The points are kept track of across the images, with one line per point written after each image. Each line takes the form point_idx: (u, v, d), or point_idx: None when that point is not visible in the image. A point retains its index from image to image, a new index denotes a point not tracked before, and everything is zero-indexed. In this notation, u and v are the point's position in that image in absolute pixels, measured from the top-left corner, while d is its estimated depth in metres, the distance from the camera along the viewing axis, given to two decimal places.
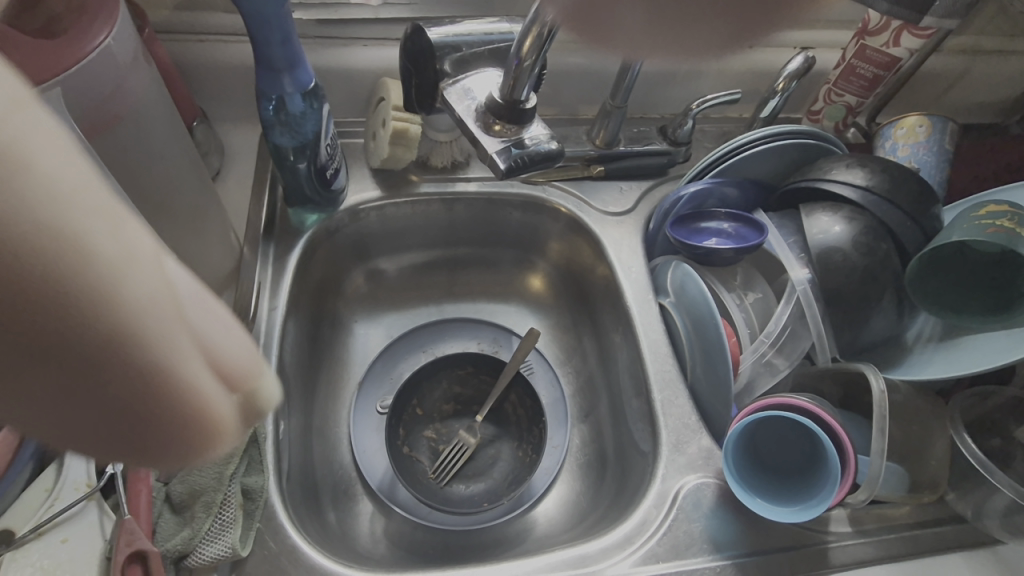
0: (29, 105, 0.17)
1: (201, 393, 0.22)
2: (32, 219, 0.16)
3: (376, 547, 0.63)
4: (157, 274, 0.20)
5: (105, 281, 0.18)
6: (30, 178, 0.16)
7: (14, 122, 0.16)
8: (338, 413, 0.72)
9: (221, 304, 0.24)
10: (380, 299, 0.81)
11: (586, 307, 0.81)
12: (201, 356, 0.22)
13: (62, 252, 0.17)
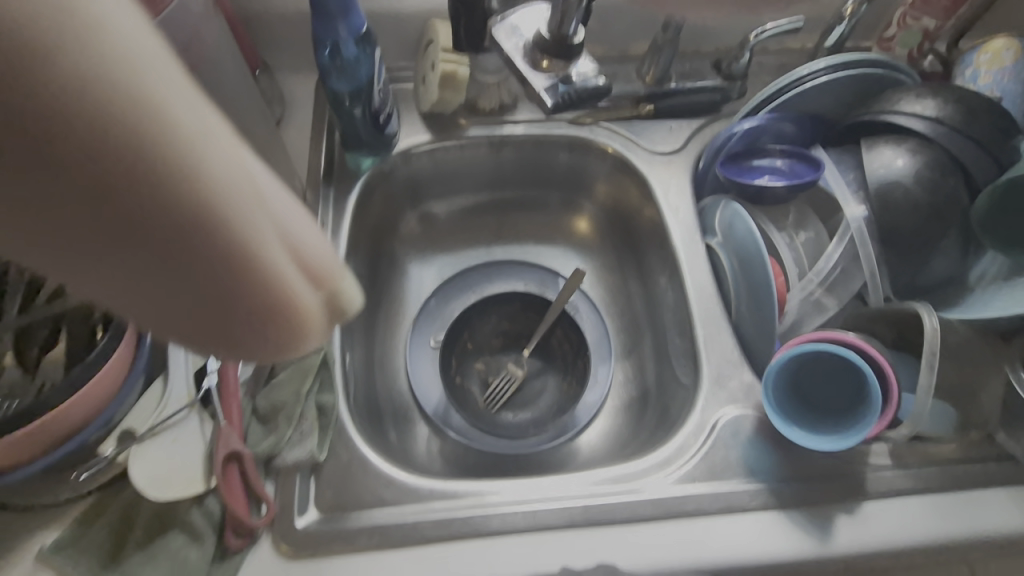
0: (135, 29, 0.23)
1: (287, 279, 0.27)
2: (143, 111, 0.22)
3: (432, 464, 0.70)
4: (239, 171, 0.25)
5: (196, 165, 0.23)
6: (138, 78, 0.22)
7: (124, 39, 0.22)
8: (396, 346, 0.78)
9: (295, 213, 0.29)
10: (432, 241, 0.84)
11: (632, 249, 0.82)
12: (280, 245, 0.27)
13: (158, 146, 0.22)
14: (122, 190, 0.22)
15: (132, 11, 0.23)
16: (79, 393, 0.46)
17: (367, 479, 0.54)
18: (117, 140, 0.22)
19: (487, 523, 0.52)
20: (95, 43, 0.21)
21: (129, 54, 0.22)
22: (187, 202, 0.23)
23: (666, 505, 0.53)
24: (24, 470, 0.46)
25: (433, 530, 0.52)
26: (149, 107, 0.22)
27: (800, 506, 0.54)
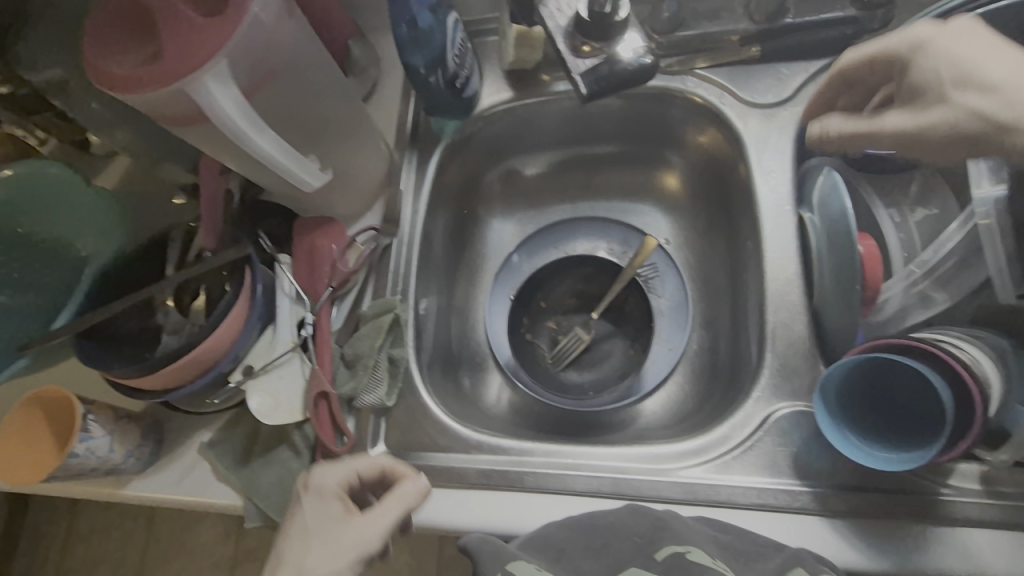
0: (336, 522, 0.51)
1: (362, 530, 0.51)
2: (337, 545, 0.50)
3: (500, 409, 0.77)
4: (349, 545, 0.50)
5: (347, 539, 0.50)
6: (353, 534, 0.51)
7: (350, 536, 0.51)
8: (477, 298, 0.83)
9: (362, 526, 0.51)
10: (517, 197, 0.86)
11: (723, 207, 0.75)
12: (368, 526, 0.51)
13: (346, 546, 0.50)
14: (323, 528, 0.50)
15: (338, 532, 0.51)
16: (216, 336, 0.59)
17: (427, 426, 0.63)
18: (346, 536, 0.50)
19: (523, 479, 0.58)
20: (347, 544, 0.50)
21: (356, 539, 0.50)
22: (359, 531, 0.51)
23: (697, 492, 0.54)
24: (184, 393, 0.61)
25: (478, 477, 0.59)
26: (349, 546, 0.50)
27: (849, 515, 0.51)
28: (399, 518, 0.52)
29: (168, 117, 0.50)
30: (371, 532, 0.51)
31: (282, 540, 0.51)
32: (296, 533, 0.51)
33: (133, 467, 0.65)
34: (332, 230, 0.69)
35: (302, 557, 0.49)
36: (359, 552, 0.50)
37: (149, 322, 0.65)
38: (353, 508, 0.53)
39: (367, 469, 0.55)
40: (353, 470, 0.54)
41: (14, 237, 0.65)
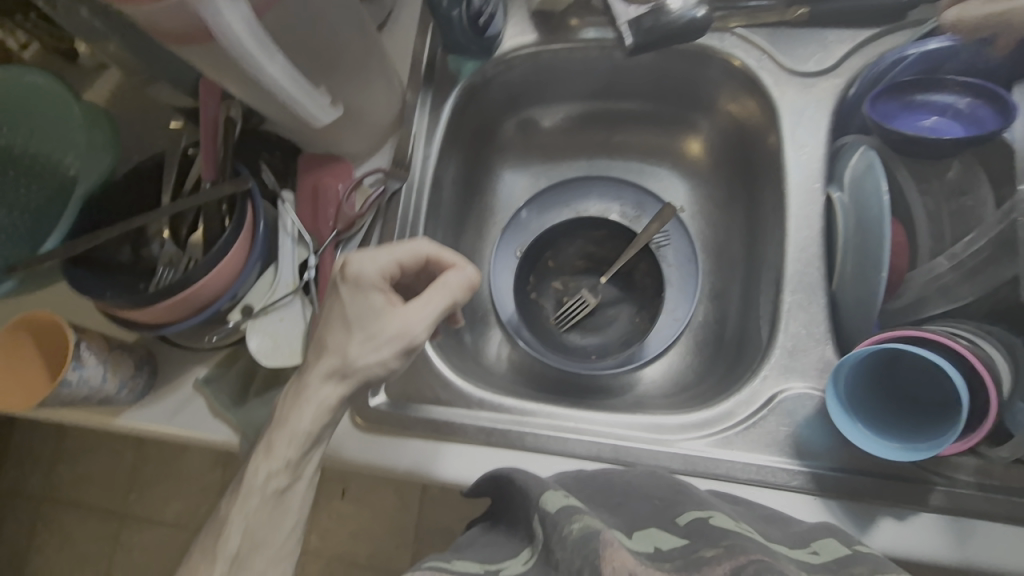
0: (379, 303, 0.52)
1: (403, 316, 0.51)
2: (380, 321, 0.51)
3: (499, 366, 0.76)
4: (390, 329, 0.51)
5: (386, 318, 0.51)
6: (397, 313, 0.52)
7: (397, 313, 0.52)
8: (484, 251, 0.81)
9: (408, 309, 0.52)
10: (532, 149, 0.82)
11: (746, 178, 0.72)
12: (413, 323, 0.51)
13: (387, 319, 0.51)
14: (365, 320, 0.51)
15: (384, 308, 0.52)
16: (214, 274, 0.56)
17: (430, 378, 0.63)
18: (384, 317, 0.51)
19: (524, 439, 0.58)
20: (388, 329, 0.51)
21: (401, 324, 0.51)
22: (399, 310, 0.52)
23: (695, 464, 0.55)
24: (180, 328, 0.59)
25: (479, 434, 0.59)
26: (391, 334, 0.51)
27: (842, 496, 0.52)
28: (447, 306, 0.53)
29: (168, 33, 0.46)
30: (413, 318, 0.51)
31: (323, 328, 0.52)
32: (338, 322, 0.52)
33: (128, 399, 0.64)
34: (339, 169, 0.67)
35: (344, 346, 0.51)
36: (402, 330, 0.51)
37: (144, 253, 0.63)
38: (394, 297, 0.54)
39: (408, 255, 0.55)
40: (395, 256, 0.54)
41: (9, 154, 0.63)
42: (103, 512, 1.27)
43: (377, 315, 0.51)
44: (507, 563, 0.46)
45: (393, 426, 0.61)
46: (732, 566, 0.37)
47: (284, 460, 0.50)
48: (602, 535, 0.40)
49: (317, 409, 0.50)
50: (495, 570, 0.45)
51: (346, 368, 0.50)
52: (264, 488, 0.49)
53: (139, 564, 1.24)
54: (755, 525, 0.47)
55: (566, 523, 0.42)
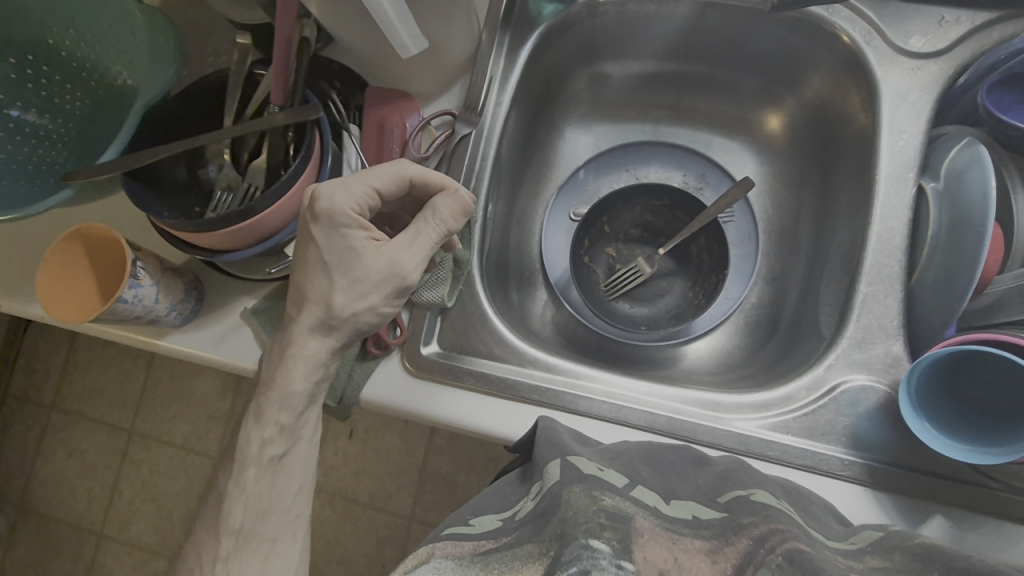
0: (359, 239, 0.48)
1: (389, 253, 0.48)
2: (364, 258, 0.47)
3: (543, 328, 0.73)
4: (376, 270, 0.48)
5: (369, 258, 0.48)
6: (380, 252, 0.48)
7: (381, 250, 0.48)
8: (537, 208, 0.79)
9: (391, 245, 0.48)
10: (598, 107, 0.79)
11: (822, 161, 0.70)
12: (398, 259, 0.48)
13: (373, 258, 0.48)
14: (344, 262, 0.48)
15: (365, 246, 0.48)
16: (279, 204, 0.54)
17: (482, 332, 0.62)
18: (367, 257, 0.47)
19: (575, 403, 0.58)
20: (372, 270, 0.47)
21: (387, 264, 0.48)
22: (384, 246, 0.48)
23: (749, 444, 0.54)
24: (239, 257, 0.57)
25: (531, 392, 0.58)
26: (376, 278, 0.48)
27: (893, 490, 0.52)
28: (438, 238, 0.50)
29: None
30: (398, 258, 0.48)
31: (300, 274, 0.49)
32: (316, 267, 0.48)
33: (173, 321, 0.63)
34: (405, 106, 0.64)
35: (327, 293, 0.47)
36: (391, 268, 0.48)
37: (201, 174, 0.61)
38: (375, 230, 0.50)
39: (388, 181, 0.49)
40: (371, 186, 0.49)
41: (55, 57, 0.58)
42: (113, 427, 1.27)
43: (359, 255, 0.48)
44: (520, 502, 0.47)
45: (443, 377, 0.60)
46: (768, 530, 0.39)
47: (278, 425, 0.48)
48: (634, 521, 0.41)
49: (308, 365, 0.48)
50: (512, 513, 0.46)
51: (333, 320, 0.48)
52: (261, 456, 0.48)
53: (145, 481, 1.25)
54: (807, 516, 0.45)
55: (599, 489, 0.42)
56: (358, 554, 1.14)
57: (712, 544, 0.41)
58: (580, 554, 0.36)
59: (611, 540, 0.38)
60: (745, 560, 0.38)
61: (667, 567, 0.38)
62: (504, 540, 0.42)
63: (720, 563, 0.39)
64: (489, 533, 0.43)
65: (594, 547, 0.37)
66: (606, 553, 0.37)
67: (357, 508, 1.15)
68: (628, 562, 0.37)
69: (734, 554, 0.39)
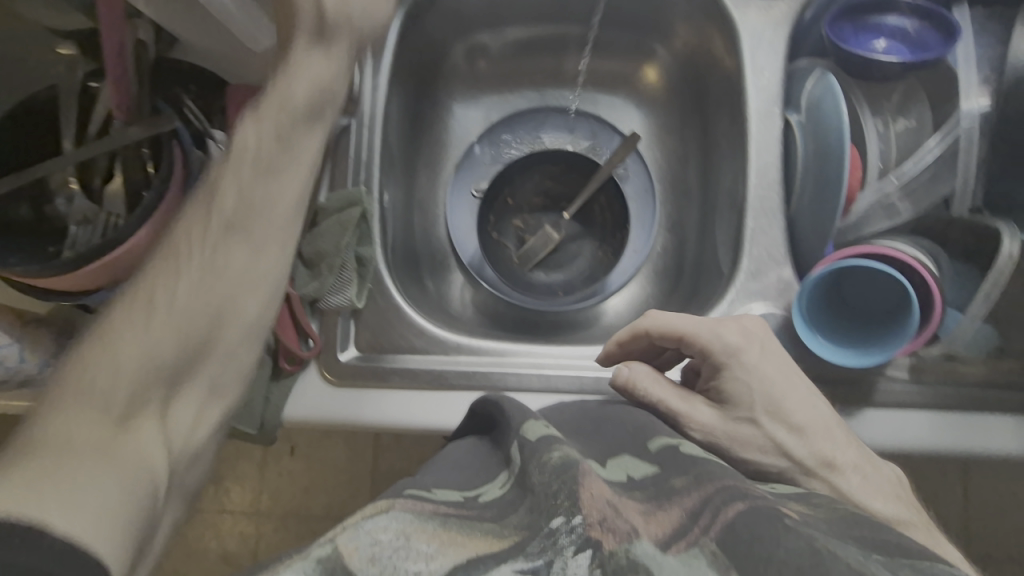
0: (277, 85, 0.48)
1: (298, 86, 0.49)
2: (284, 88, 0.48)
3: (464, 311, 0.73)
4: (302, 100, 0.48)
5: (285, 84, 0.48)
6: (284, 88, 0.48)
7: (286, 79, 0.48)
8: (438, 191, 0.77)
9: (308, 65, 0.49)
10: (482, 78, 0.78)
11: (699, 106, 0.73)
12: (297, 91, 0.49)
13: (297, 102, 0.48)
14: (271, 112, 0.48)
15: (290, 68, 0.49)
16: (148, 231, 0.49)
17: (400, 327, 0.60)
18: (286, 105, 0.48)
19: (504, 380, 0.58)
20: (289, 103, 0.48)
21: (287, 89, 0.48)
22: (297, 84, 0.48)
23: None
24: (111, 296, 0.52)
25: (458, 377, 0.58)
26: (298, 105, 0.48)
27: None
28: (347, 53, 0.51)
29: None
30: (304, 76, 0.49)
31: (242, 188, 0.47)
32: (268, 117, 0.48)
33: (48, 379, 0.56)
34: None
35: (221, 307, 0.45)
36: None
37: (48, 211, 0.54)
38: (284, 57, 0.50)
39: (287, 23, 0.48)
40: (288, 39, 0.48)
41: None
42: None
43: (281, 95, 0.48)
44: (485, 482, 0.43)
45: (367, 380, 0.58)
46: (699, 502, 0.34)
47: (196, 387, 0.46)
48: (582, 465, 0.37)
49: None
50: (477, 494, 0.42)
51: (275, 165, 0.48)
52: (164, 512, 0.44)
53: None
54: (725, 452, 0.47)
55: (546, 451, 0.39)
56: None
57: (648, 505, 0.36)
58: (544, 544, 0.33)
59: (565, 505, 0.34)
60: (681, 527, 0.33)
61: (615, 500, 0.35)
62: (466, 510, 0.39)
63: (659, 517, 0.35)
64: (450, 500, 0.40)
65: (552, 529, 0.34)
66: (563, 525, 0.33)
67: (311, 526, 1.11)
68: (576, 517, 0.33)
69: (667, 520, 0.34)
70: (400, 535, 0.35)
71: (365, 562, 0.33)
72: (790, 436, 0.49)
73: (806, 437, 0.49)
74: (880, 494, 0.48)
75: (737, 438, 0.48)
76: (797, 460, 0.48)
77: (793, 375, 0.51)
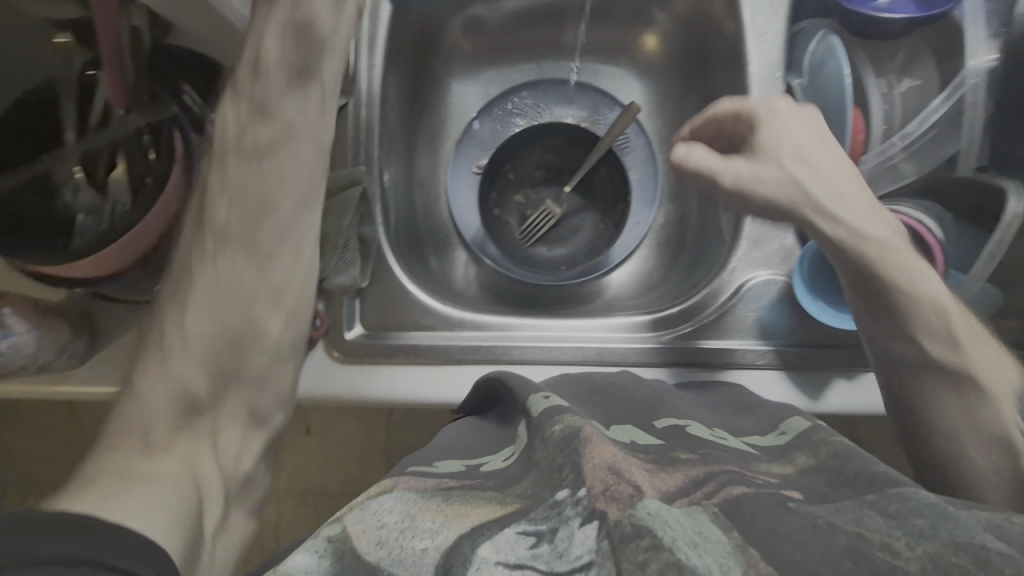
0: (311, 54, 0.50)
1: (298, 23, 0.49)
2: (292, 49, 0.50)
3: (468, 287, 0.73)
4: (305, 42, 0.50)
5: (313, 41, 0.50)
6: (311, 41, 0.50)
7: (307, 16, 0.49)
8: (440, 168, 0.77)
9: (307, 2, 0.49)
10: (480, 53, 0.77)
11: (701, 73, 0.72)
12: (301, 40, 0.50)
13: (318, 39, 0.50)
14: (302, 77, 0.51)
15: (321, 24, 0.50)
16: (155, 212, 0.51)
17: (405, 305, 0.61)
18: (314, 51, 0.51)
19: (509, 353, 0.59)
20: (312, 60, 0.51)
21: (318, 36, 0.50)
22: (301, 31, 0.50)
23: (674, 356, 0.58)
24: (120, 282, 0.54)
25: (463, 353, 0.59)
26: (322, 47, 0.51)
27: (801, 368, 0.57)
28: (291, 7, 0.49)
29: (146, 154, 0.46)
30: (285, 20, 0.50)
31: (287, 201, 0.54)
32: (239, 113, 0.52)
33: (70, 363, 0.57)
34: None
35: None
36: None
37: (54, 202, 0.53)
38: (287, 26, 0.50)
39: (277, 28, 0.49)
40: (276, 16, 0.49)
41: None
42: None
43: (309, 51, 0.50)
44: (487, 457, 0.47)
45: (375, 357, 0.59)
46: (703, 476, 0.38)
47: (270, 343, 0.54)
48: (581, 432, 0.39)
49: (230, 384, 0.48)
50: (478, 462, 0.45)
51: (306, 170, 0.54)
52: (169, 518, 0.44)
53: None
54: (730, 421, 0.48)
55: (550, 424, 0.41)
56: None
57: (654, 466, 0.39)
58: (549, 509, 0.35)
59: (569, 475, 0.36)
60: (681, 490, 0.36)
61: (617, 462, 0.36)
62: (468, 480, 0.42)
63: (660, 478, 0.37)
64: (452, 472, 0.43)
65: (559, 500, 0.35)
66: (568, 496, 0.35)
67: (330, 502, 1.14)
68: (582, 490, 0.35)
69: (671, 480, 0.37)
70: (405, 518, 0.37)
71: (372, 546, 0.34)
72: (827, 172, 0.51)
73: (822, 177, 0.50)
74: (910, 279, 0.49)
75: (768, 215, 0.52)
76: (805, 192, 0.50)
77: (825, 135, 0.51)
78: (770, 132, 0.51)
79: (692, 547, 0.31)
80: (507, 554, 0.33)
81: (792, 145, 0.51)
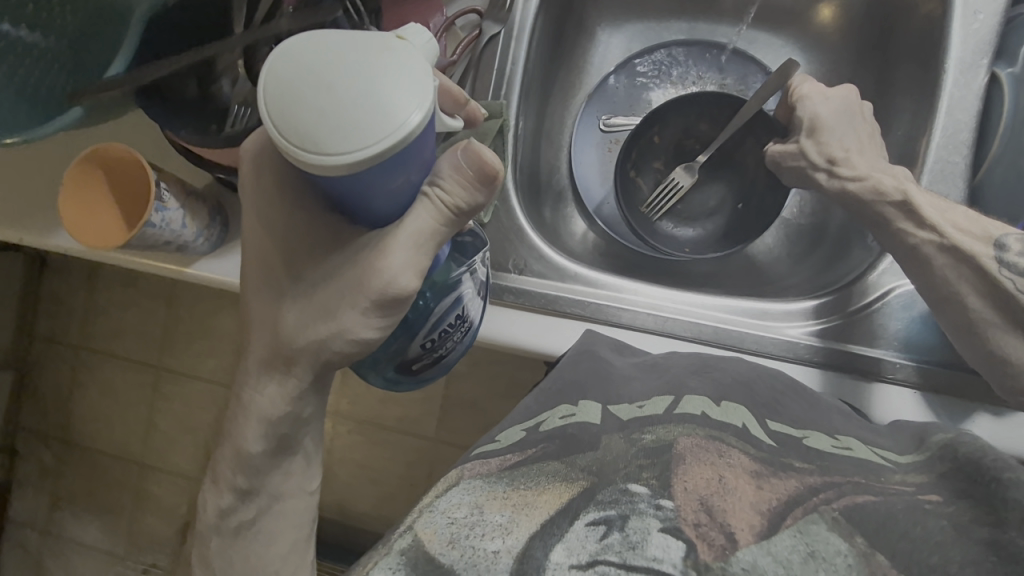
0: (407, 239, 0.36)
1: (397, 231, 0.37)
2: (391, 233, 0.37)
3: (583, 248, 0.71)
4: None
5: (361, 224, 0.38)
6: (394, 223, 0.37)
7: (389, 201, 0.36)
8: (567, 120, 0.74)
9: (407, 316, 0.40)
10: (632, 4, 0.73)
11: (881, 52, 0.64)
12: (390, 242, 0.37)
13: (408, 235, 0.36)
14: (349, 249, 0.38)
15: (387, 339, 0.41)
16: None
17: (522, 247, 0.61)
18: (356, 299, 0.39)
19: (620, 315, 0.57)
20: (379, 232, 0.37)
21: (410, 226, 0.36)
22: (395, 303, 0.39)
23: (797, 350, 0.54)
24: None
25: (575, 306, 0.57)
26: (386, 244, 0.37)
27: (943, 391, 0.51)
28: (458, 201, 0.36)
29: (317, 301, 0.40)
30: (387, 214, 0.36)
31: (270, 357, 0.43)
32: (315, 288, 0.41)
33: (202, 249, 0.61)
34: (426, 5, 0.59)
35: None
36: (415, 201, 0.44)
37: (214, 91, 0.57)
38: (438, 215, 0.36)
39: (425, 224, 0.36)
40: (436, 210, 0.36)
41: None
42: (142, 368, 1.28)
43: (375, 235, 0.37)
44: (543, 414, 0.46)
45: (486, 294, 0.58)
46: (820, 480, 0.36)
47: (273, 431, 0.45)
48: (677, 445, 0.38)
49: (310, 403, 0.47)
50: (535, 423, 0.45)
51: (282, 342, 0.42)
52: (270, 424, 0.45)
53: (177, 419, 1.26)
54: (862, 431, 0.45)
55: (639, 431, 0.41)
56: (390, 476, 1.17)
57: (760, 468, 0.37)
58: (618, 498, 0.33)
59: (649, 480, 0.35)
60: (793, 501, 0.34)
61: (710, 491, 0.34)
62: (528, 452, 0.40)
63: (766, 490, 0.35)
64: (512, 447, 0.41)
65: (632, 491, 0.34)
66: (645, 494, 0.33)
67: (387, 435, 1.17)
68: (666, 501, 0.33)
69: (781, 487, 0.35)
70: (474, 509, 0.34)
71: (445, 547, 0.31)
72: (867, 158, 0.55)
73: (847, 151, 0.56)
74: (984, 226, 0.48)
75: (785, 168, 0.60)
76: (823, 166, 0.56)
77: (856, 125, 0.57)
78: (828, 113, 0.56)
79: (808, 563, 0.29)
80: (578, 553, 0.30)
81: (835, 120, 0.57)
